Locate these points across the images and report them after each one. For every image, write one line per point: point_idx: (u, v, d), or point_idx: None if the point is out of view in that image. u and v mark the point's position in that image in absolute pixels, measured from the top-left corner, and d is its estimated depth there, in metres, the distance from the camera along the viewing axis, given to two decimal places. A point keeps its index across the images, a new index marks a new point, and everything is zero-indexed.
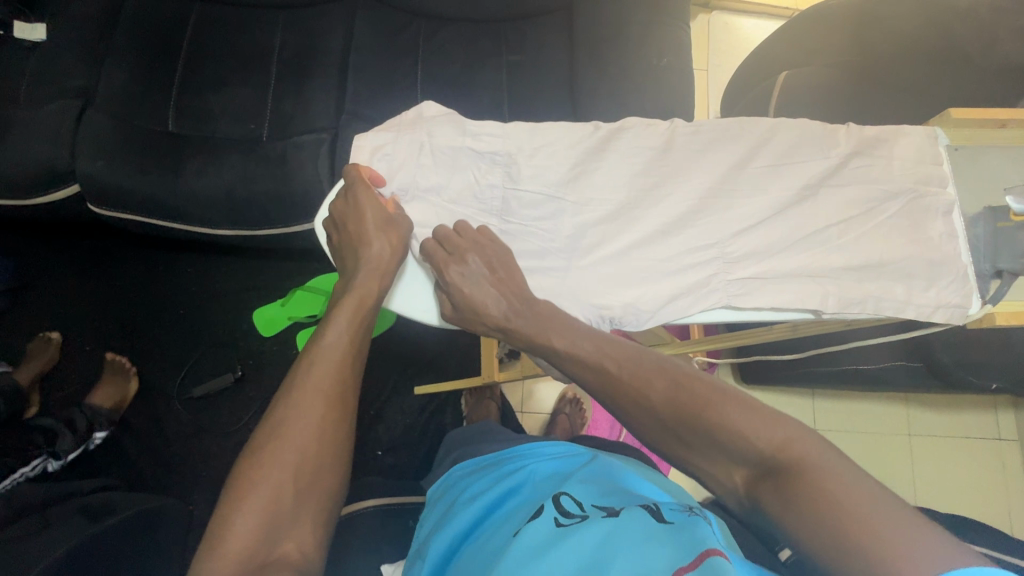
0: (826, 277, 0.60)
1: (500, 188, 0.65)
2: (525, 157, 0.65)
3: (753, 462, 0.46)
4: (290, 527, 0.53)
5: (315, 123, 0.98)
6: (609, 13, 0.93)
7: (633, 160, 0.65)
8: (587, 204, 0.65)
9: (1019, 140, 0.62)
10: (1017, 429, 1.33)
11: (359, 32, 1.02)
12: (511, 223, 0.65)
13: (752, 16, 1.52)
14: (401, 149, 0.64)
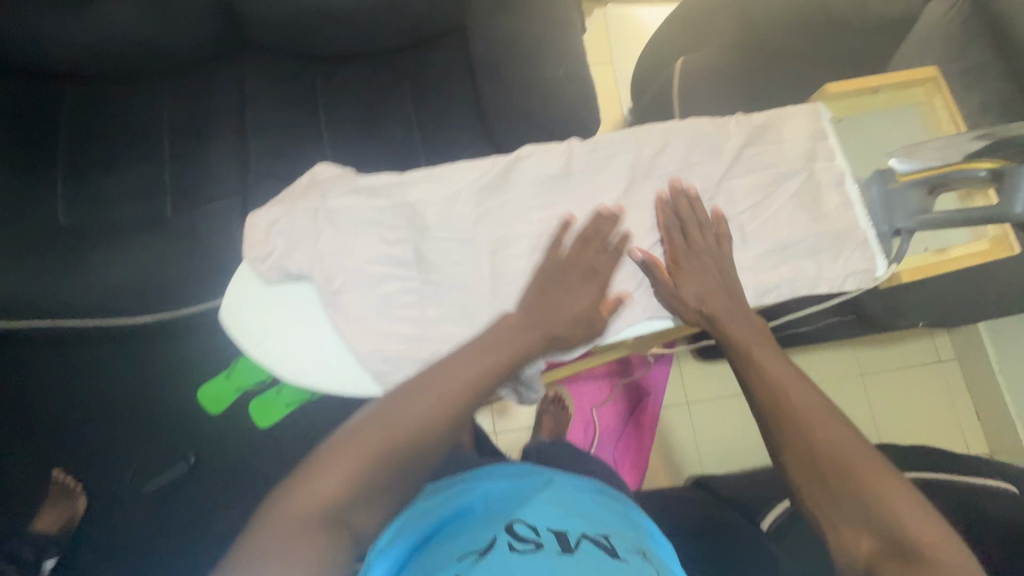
0: (741, 271, 0.61)
1: (408, 240, 0.60)
2: (431, 204, 0.61)
3: (893, 542, 0.49)
4: (361, 507, 0.50)
5: (224, 189, 0.94)
6: (500, 28, 0.93)
7: (542, 187, 0.62)
8: (506, 241, 0.61)
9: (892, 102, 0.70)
10: (953, 349, 1.42)
11: (251, 88, 0.98)
12: (430, 275, 0.60)
13: (644, 3, 1.56)
14: (297, 219, 0.61)
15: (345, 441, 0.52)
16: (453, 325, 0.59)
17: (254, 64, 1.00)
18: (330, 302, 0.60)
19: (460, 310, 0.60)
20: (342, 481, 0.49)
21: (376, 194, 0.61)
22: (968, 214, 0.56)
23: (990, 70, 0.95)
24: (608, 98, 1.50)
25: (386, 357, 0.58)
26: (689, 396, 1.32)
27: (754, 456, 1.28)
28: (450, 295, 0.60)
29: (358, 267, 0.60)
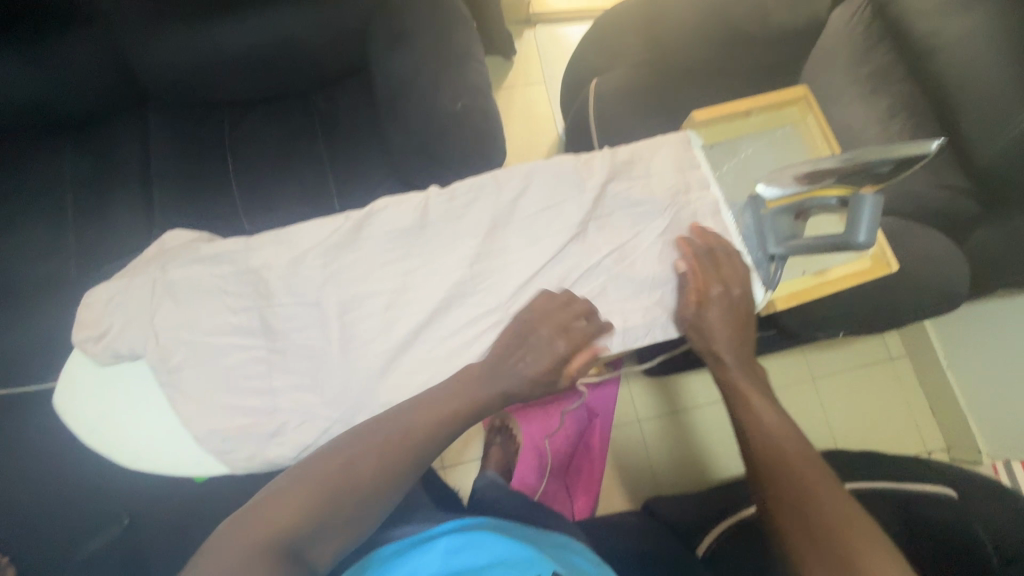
0: (613, 309, 0.66)
1: (256, 309, 0.61)
2: (275, 269, 0.61)
3: None
4: (325, 528, 0.51)
5: (127, 246, 0.92)
6: (397, 61, 0.91)
7: (389, 243, 0.62)
8: (351, 303, 0.61)
9: (761, 126, 0.79)
10: (904, 345, 1.41)
11: (157, 140, 0.96)
12: (279, 343, 0.61)
13: (573, 22, 1.57)
14: (134, 297, 0.60)
15: (349, 461, 0.54)
16: (301, 394, 0.60)
17: (157, 114, 0.98)
18: (167, 380, 0.59)
19: (308, 377, 0.60)
20: (296, 507, 0.50)
21: (219, 263, 0.61)
22: (822, 240, 0.61)
23: (896, 73, 0.96)
24: (543, 116, 1.50)
25: (228, 433, 0.58)
26: (640, 414, 1.30)
27: (707, 472, 1.27)
28: (298, 362, 0.61)
29: (202, 338, 0.60)
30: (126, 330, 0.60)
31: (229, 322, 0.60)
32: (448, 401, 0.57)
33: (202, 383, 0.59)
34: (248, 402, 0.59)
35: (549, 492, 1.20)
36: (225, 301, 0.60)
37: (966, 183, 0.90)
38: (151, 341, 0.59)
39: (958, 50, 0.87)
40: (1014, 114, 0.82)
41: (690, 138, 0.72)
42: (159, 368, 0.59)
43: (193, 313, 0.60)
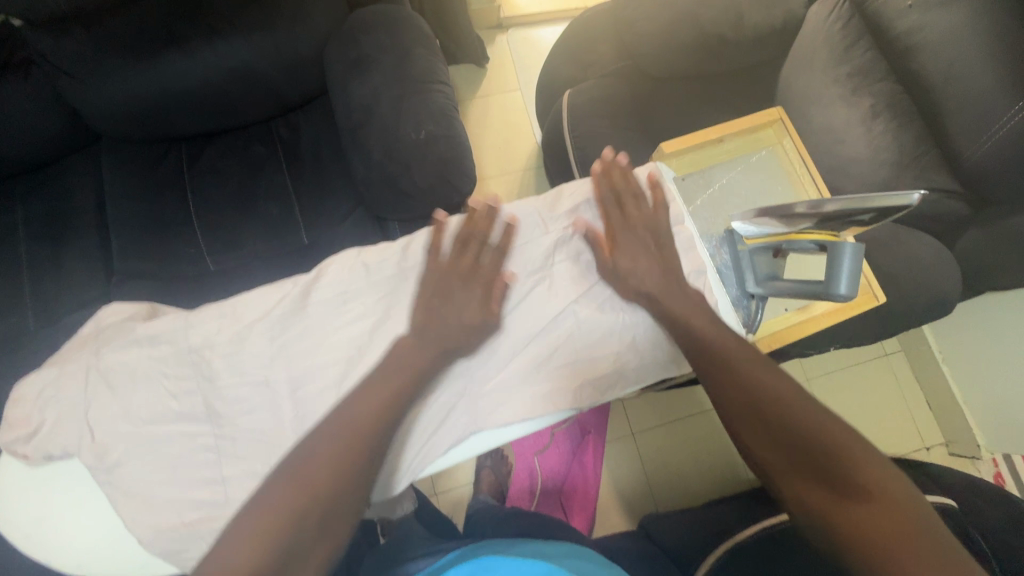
0: (578, 357, 0.65)
1: (198, 392, 0.58)
2: (218, 345, 0.58)
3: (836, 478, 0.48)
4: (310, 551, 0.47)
5: (87, 297, 0.88)
6: (357, 88, 0.87)
7: (339, 309, 0.60)
8: (302, 377, 0.58)
9: (732, 152, 0.81)
10: (899, 342, 1.38)
11: (111, 185, 0.92)
12: (223, 428, 0.57)
13: (546, 24, 1.52)
14: (67, 389, 0.57)
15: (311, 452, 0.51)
16: (254, 484, 0.56)
17: (110, 156, 0.94)
18: (105, 480, 0.56)
19: (261, 463, 0.57)
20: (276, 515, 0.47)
21: (155, 343, 0.58)
22: (802, 287, 0.62)
23: (876, 72, 0.91)
24: (519, 125, 1.45)
25: (175, 532, 0.55)
26: (633, 427, 1.26)
27: (704, 483, 1.23)
28: (247, 449, 0.57)
29: (143, 427, 0.57)
30: (58, 427, 0.57)
31: (171, 408, 0.58)
32: None
33: (147, 477, 0.56)
34: (196, 494, 0.56)
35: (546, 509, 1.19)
36: (165, 386, 0.58)
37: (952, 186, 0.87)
38: (78, 438, 0.56)
39: (941, 49, 0.83)
40: (997, 115, 0.79)
41: (662, 170, 0.72)
42: (95, 467, 0.56)
43: (130, 402, 0.57)
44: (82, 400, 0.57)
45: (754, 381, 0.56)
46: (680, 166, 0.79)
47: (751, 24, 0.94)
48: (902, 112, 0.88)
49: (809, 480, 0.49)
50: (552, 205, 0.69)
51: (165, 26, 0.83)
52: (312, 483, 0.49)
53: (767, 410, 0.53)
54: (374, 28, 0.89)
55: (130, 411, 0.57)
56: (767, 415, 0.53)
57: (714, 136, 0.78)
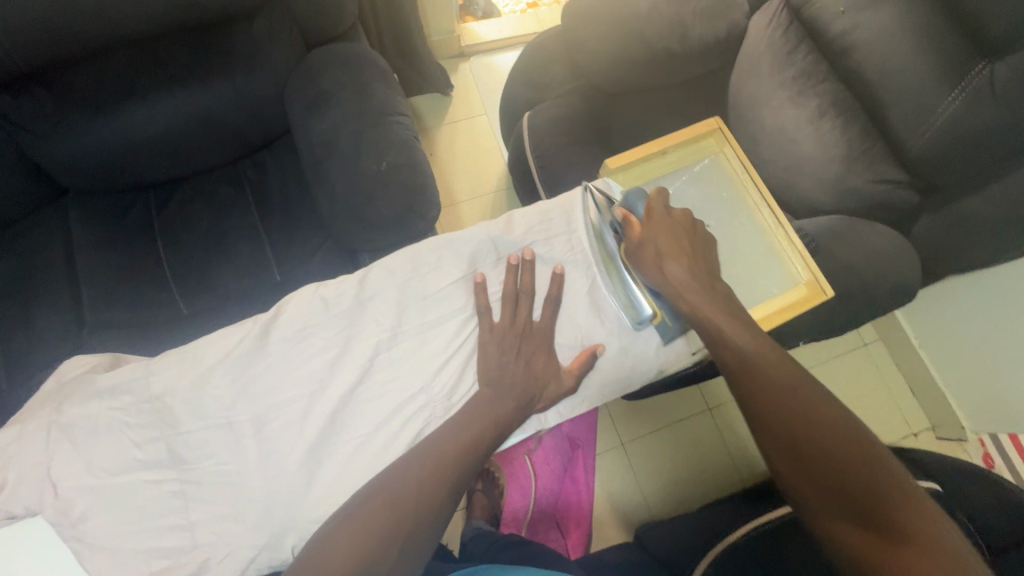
0: None
1: (162, 440, 0.58)
2: (179, 391, 0.58)
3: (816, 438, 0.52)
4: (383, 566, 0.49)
5: (58, 350, 0.88)
6: (317, 126, 0.88)
7: (298, 346, 0.61)
8: (266, 417, 0.59)
9: (678, 160, 0.82)
10: (875, 330, 1.40)
11: (78, 237, 0.92)
12: (188, 473, 0.58)
13: (506, 50, 1.57)
14: (29, 447, 0.56)
15: (388, 485, 0.54)
16: (222, 525, 0.57)
17: (76, 211, 0.94)
18: (71, 534, 0.56)
19: (228, 504, 0.57)
20: (363, 535, 0.50)
21: (117, 394, 0.58)
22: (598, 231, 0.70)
23: (819, 73, 0.94)
24: (487, 148, 1.48)
25: None
26: (622, 438, 1.26)
27: (696, 490, 1.23)
28: (214, 491, 0.58)
29: (107, 480, 0.57)
30: (19, 486, 0.56)
31: (134, 458, 0.57)
32: (381, 488, 0.54)
33: (112, 529, 0.56)
34: (166, 541, 0.56)
35: (540, 530, 1.19)
36: (126, 437, 0.57)
37: (902, 177, 0.90)
38: (44, 497, 0.55)
39: (874, 49, 0.86)
40: (936, 105, 0.82)
41: (608, 185, 0.75)
42: (60, 523, 0.55)
43: (93, 457, 0.57)
44: (45, 458, 0.56)
45: (801, 412, 0.54)
46: (629, 178, 0.81)
47: (696, 36, 0.97)
48: (846, 110, 0.92)
49: (850, 522, 0.48)
50: (509, 224, 0.70)
51: (125, 80, 0.85)
52: (383, 512, 0.52)
53: (819, 456, 0.51)
54: (329, 67, 0.91)
55: (93, 466, 0.56)
56: (825, 451, 0.51)
57: (658, 148, 0.80)
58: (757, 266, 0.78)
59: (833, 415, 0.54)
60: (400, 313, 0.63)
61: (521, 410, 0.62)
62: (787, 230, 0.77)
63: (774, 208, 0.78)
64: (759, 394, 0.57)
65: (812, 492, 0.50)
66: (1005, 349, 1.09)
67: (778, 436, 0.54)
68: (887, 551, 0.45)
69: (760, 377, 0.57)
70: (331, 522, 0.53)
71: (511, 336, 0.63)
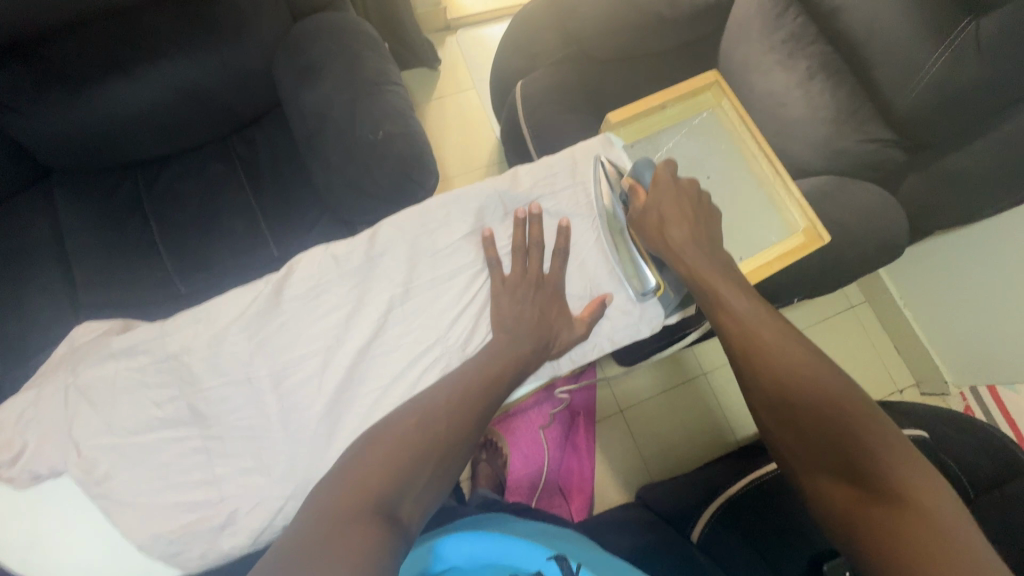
0: None
1: (182, 398, 0.58)
2: (196, 350, 0.58)
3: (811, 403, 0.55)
4: (405, 495, 0.50)
5: (55, 330, 0.87)
6: (308, 95, 0.87)
7: (314, 303, 0.61)
8: (285, 372, 0.60)
9: (678, 116, 0.82)
10: (862, 292, 1.44)
11: (68, 215, 0.90)
12: (211, 429, 0.58)
13: (493, 22, 1.56)
14: (47, 410, 0.56)
15: (410, 422, 0.56)
16: (248, 478, 0.58)
17: (65, 188, 0.92)
18: (97, 492, 0.56)
19: (253, 458, 0.58)
20: (383, 466, 0.51)
21: (134, 355, 0.58)
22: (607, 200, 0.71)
23: (808, 35, 0.95)
24: (478, 122, 1.47)
25: (174, 535, 0.56)
26: (621, 403, 1.29)
27: (694, 448, 1.27)
28: (238, 445, 0.58)
29: (128, 439, 0.57)
30: (44, 447, 0.56)
31: (156, 416, 0.58)
32: (405, 421, 0.56)
33: (139, 486, 0.57)
34: (192, 496, 0.57)
35: (545, 496, 1.18)
36: (147, 396, 0.58)
37: (889, 135, 0.92)
38: (67, 458, 0.56)
39: (863, 6, 0.87)
40: (925, 58, 0.83)
41: (610, 140, 0.75)
42: (85, 482, 0.56)
43: (114, 417, 0.57)
44: (63, 421, 0.56)
45: (799, 379, 0.56)
46: (628, 136, 0.81)
47: (686, 0, 0.98)
48: (836, 71, 0.93)
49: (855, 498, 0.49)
50: (515, 180, 0.71)
51: (107, 51, 0.82)
52: (404, 442, 0.54)
53: (812, 421, 0.54)
54: (320, 37, 0.90)
55: (115, 425, 0.57)
56: (823, 415, 0.53)
57: (659, 102, 0.80)
58: (753, 218, 0.80)
59: (834, 382, 0.55)
60: (412, 269, 0.64)
61: (535, 353, 0.64)
62: (785, 179, 0.77)
63: (772, 159, 0.79)
64: (755, 360, 0.60)
65: (805, 454, 0.54)
66: (986, 304, 1.14)
67: (774, 400, 0.57)
68: (870, 508, 0.47)
69: (761, 350, 0.60)
70: (351, 459, 0.54)
71: (520, 286, 0.66)
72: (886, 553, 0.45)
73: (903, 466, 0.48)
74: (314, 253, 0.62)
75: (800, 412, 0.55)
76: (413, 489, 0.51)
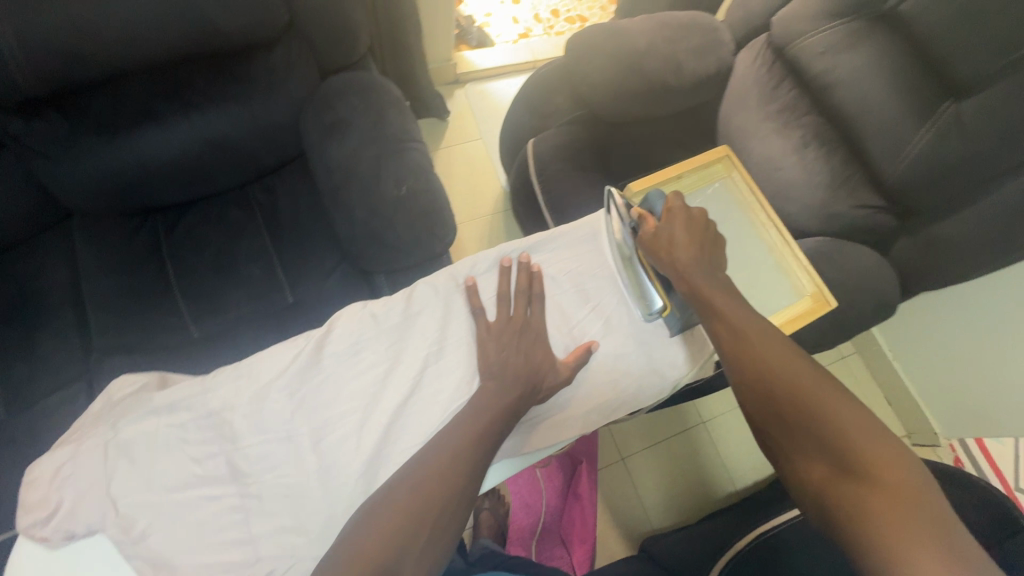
0: (575, 393, 0.71)
1: (222, 454, 0.59)
2: (238, 407, 0.60)
3: (783, 383, 0.54)
4: (407, 564, 0.50)
5: (66, 374, 0.86)
6: (334, 150, 0.91)
7: (353, 360, 0.64)
8: (325, 428, 0.61)
9: (692, 185, 0.88)
10: (852, 344, 1.49)
11: (84, 260, 0.91)
12: (249, 487, 0.58)
13: (500, 78, 1.64)
14: (83, 467, 0.56)
15: (417, 479, 0.56)
16: (283, 538, 0.57)
17: (84, 232, 0.93)
18: (133, 552, 0.55)
19: (290, 517, 0.58)
20: (383, 539, 0.51)
21: (174, 411, 0.59)
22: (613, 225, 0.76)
23: (801, 108, 1.03)
24: (484, 171, 1.53)
25: None
26: (622, 451, 1.29)
27: (700, 502, 1.27)
28: (276, 504, 0.58)
29: (166, 496, 0.57)
30: (79, 504, 0.56)
31: (194, 473, 0.58)
32: (422, 484, 0.56)
33: (174, 545, 0.56)
34: (227, 556, 0.56)
35: (546, 547, 1.19)
36: (185, 451, 0.58)
37: (879, 202, 0.98)
38: (101, 516, 0.55)
39: (852, 85, 0.95)
40: (910, 137, 0.91)
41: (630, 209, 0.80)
42: (121, 541, 0.55)
43: (151, 474, 0.57)
44: (95, 478, 0.56)
45: (781, 372, 0.55)
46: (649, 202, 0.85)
47: (689, 72, 1.06)
48: (827, 142, 1.00)
49: (827, 472, 0.49)
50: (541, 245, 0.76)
51: (140, 102, 0.85)
52: (406, 506, 0.54)
53: (793, 407, 0.53)
54: (348, 94, 0.94)
55: (155, 482, 0.57)
56: (801, 402, 0.52)
57: (676, 173, 0.86)
58: (767, 282, 0.84)
59: (818, 377, 0.54)
60: (445, 327, 0.68)
61: (524, 399, 0.64)
62: (793, 247, 0.83)
63: (780, 229, 0.84)
64: (739, 353, 0.59)
65: (783, 438, 0.53)
66: (973, 361, 1.19)
67: (755, 392, 0.56)
68: (848, 486, 0.47)
69: (750, 350, 0.58)
70: (350, 526, 0.54)
71: (509, 333, 0.67)
72: (867, 534, 0.44)
73: (881, 447, 0.48)
74: (351, 310, 0.65)
75: (773, 387, 0.55)
76: (417, 558, 0.51)
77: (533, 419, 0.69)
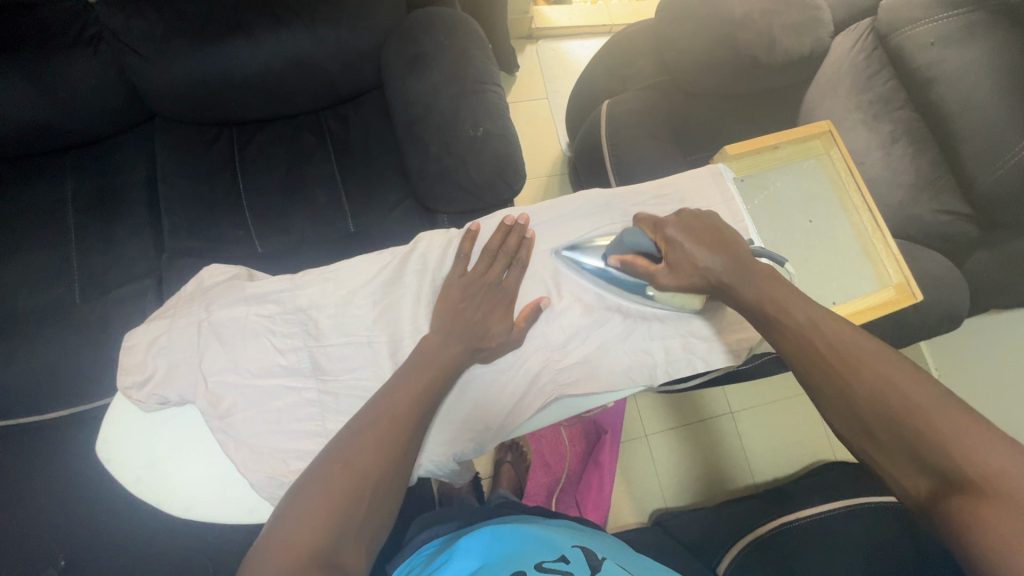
0: (643, 350, 0.71)
1: (304, 349, 0.63)
2: (323, 308, 0.64)
3: (877, 402, 0.48)
4: (346, 544, 0.46)
5: (137, 269, 0.91)
6: (413, 84, 0.90)
7: (430, 281, 0.67)
8: (402, 340, 0.64)
9: (787, 158, 0.85)
10: None
11: (163, 161, 0.94)
12: (329, 384, 0.62)
13: (575, 38, 1.60)
14: (178, 338, 0.62)
15: (346, 459, 0.51)
16: None
17: (164, 134, 0.96)
18: (218, 426, 0.60)
19: None
20: (314, 518, 0.47)
21: (265, 302, 0.63)
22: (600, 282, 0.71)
23: (896, 100, 0.98)
24: (547, 131, 1.51)
25: (285, 478, 0.59)
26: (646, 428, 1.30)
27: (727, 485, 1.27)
28: (351, 403, 0.62)
29: (252, 381, 0.61)
30: (172, 375, 0.61)
31: (279, 363, 0.62)
32: None
33: (254, 426, 0.60)
34: (301, 444, 0.60)
35: (563, 503, 1.23)
36: (272, 341, 0.62)
37: (966, 209, 0.93)
38: (191, 389, 0.60)
39: (960, 80, 0.89)
40: (1014, 142, 0.85)
41: (721, 171, 0.79)
42: (208, 414, 0.60)
43: (237, 357, 0.62)
44: (190, 352, 0.61)
45: (870, 383, 0.49)
46: (738, 169, 0.83)
47: (783, 49, 1.00)
48: (920, 139, 0.96)
49: (939, 493, 0.42)
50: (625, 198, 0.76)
51: (233, 13, 0.85)
52: (341, 482, 0.49)
53: (892, 432, 0.46)
54: (432, 29, 0.93)
55: (241, 365, 0.61)
56: (906, 426, 0.46)
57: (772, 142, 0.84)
58: (850, 267, 0.81)
59: (919, 388, 0.47)
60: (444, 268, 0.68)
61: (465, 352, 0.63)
62: (885, 234, 0.81)
63: (875, 213, 0.82)
64: (827, 359, 0.53)
65: (884, 458, 0.47)
66: None
67: (843, 409, 0.50)
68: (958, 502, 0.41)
69: (839, 369, 0.51)
70: (280, 506, 0.49)
71: None
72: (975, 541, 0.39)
73: (998, 455, 0.41)
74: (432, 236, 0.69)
75: (856, 406, 0.49)
76: (355, 534, 0.47)
77: (598, 368, 0.70)
